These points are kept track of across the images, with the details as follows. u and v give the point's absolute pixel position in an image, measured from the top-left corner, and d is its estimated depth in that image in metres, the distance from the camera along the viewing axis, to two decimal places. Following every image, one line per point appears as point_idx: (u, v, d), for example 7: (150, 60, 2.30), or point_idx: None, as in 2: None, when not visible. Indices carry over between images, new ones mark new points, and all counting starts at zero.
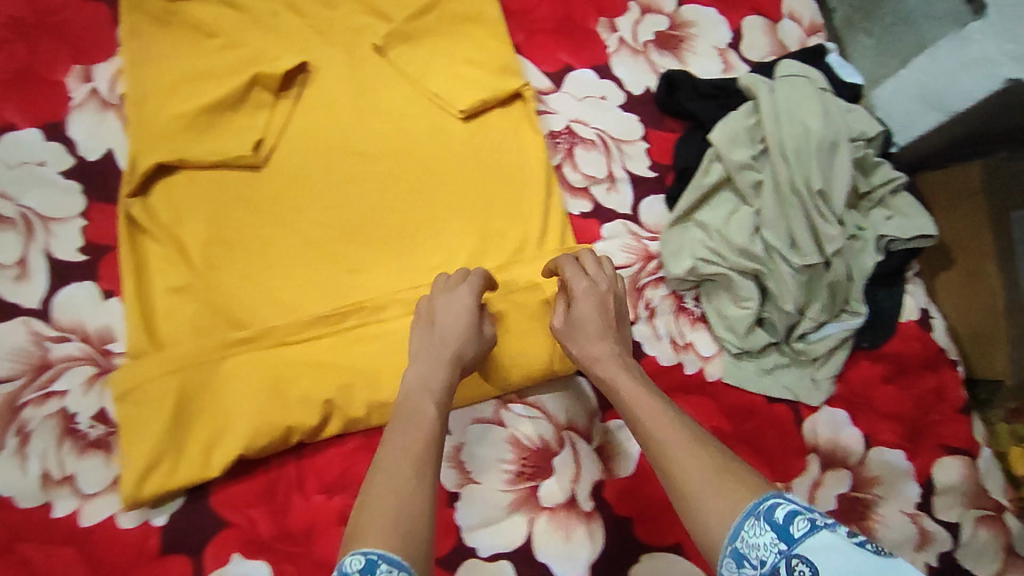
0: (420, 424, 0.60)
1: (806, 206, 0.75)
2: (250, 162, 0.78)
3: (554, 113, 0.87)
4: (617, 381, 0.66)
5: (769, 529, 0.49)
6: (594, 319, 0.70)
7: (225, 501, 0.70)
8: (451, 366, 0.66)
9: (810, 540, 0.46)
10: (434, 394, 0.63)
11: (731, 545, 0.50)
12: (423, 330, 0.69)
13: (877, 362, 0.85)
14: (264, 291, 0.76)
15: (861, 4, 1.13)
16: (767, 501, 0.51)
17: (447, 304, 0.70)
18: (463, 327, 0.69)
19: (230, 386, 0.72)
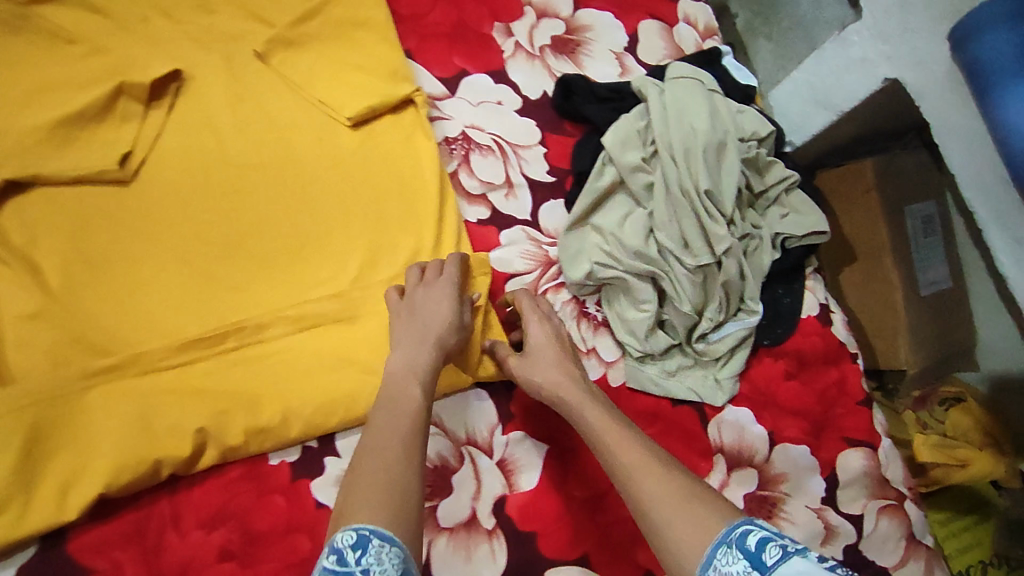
0: (406, 409, 0.59)
1: (695, 206, 0.75)
2: (117, 177, 0.73)
3: (448, 118, 0.85)
4: (581, 409, 0.66)
5: (743, 557, 0.48)
6: (548, 349, 0.71)
7: (86, 547, 0.65)
8: (436, 352, 0.66)
9: (780, 567, 0.45)
10: (421, 378, 0.63)
11: (705, 573, 0.50)
12: (403, 318, 0.69)
13: (779, 359, 0.85)
14: (134, 314, 0.70)
15: (760, 9, 1.15)
16: (739, 528, 0.51)
17: (428, 293, 0.70)
18: (445, 315, 0.69)
19: (92, 420, 0.66)
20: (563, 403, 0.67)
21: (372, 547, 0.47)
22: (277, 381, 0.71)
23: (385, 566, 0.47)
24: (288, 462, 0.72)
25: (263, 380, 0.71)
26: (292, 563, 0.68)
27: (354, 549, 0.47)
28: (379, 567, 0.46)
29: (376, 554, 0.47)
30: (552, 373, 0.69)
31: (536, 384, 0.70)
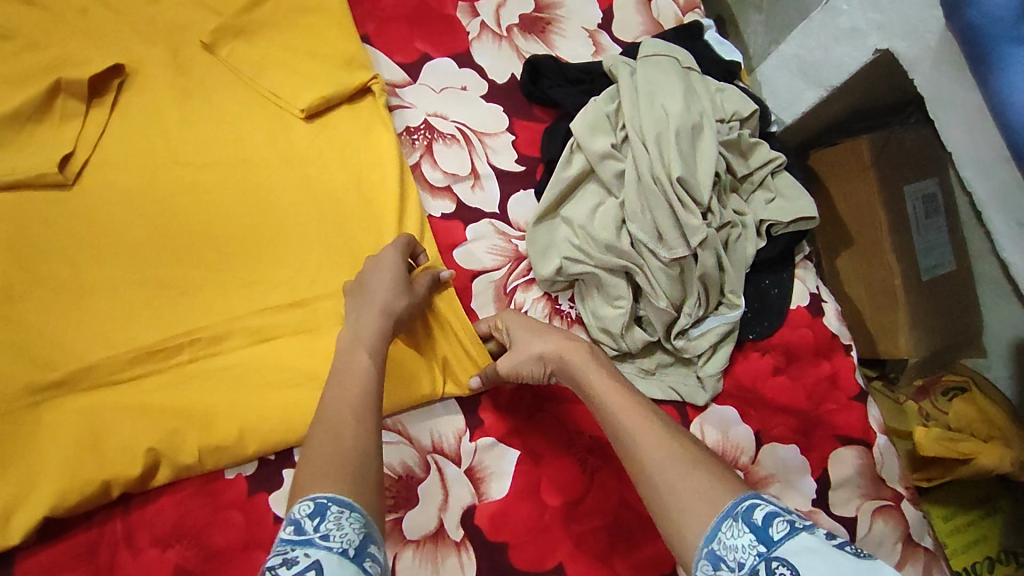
0: (353, 375, 0.54)
1: (667, 195, 0.70)
2: (57, 180, 0.68)
3: (410, 107, 0.80)
4: (586, 374, 0.62)
5: (749, 532, 0.44)
6: (531, 327, 0.68)
7: (32, 571, 0.58)
8: (384, 317, 0.61)
9: (790, 543, 0.42)
10: (369, 343, 0.58)
11: (707, 547, 0.45)
12: (352, 296, 0.64)
13: (767, 353, 0.81)
14: (76, 324, 0.64)
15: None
16: (745, 501, 0.47)
17: (375, 265, 0.66)
18: (394, 282, 0.64)
19: (32, 444, 0.59)
20: (568, 365, 0.64)
21: (330, 514, 0.43)
22: (234, 396, 0.64)
23: (346, 531, 0.43)
24: (245, 473, 0.63)
25: (214, 397, 0.64)
26: None
27: (311, 518, 0.43)
28: (339, 533, 0.42)
29: (335, 520, 0.43)
30: (546, 343, 0.65)
31: (533, 360, 0.66)
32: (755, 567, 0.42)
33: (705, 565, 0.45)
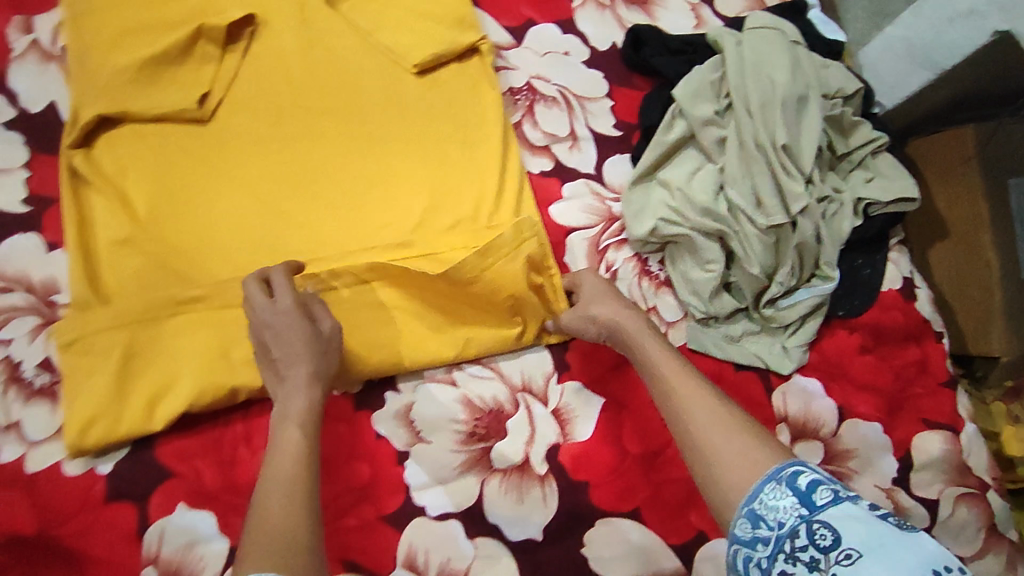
0: (289, 457, 0.54)
1: (770, 161, 0.71)
2: (196, 117, 0.74)
3: (514, 68, 0.83)
4: (643, 344, 0.65)
5: (791, 494, 0.50)
6: (599, 296, 0.71)
7: (172, 452, 0.66)
8: (312, 385, 0.60)
9: (832, 509, 0.47)
10: (300, 417, 0.57)
11: (749, 505, 0.51)
12: (267, 368, 0.63)
13: (854, 332, 0.81)
14: (212, 247, 0.70)
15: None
16: (790, 467, 0.52)
17: (268, 321, 0.61)
18: (299, 337, 0.61)
19: (175, 349, 0.67)
20: (622, 333, 0.67)
21: None
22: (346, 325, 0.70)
23: None
24: (351, 392, 0.70)
25: None
26: (353, 488, 0.68)
27: None
28: None
29: None
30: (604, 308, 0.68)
31: (589, 321, 0.69)
32: (795, 526, 0.48)
33: (745, 522, 0.51)
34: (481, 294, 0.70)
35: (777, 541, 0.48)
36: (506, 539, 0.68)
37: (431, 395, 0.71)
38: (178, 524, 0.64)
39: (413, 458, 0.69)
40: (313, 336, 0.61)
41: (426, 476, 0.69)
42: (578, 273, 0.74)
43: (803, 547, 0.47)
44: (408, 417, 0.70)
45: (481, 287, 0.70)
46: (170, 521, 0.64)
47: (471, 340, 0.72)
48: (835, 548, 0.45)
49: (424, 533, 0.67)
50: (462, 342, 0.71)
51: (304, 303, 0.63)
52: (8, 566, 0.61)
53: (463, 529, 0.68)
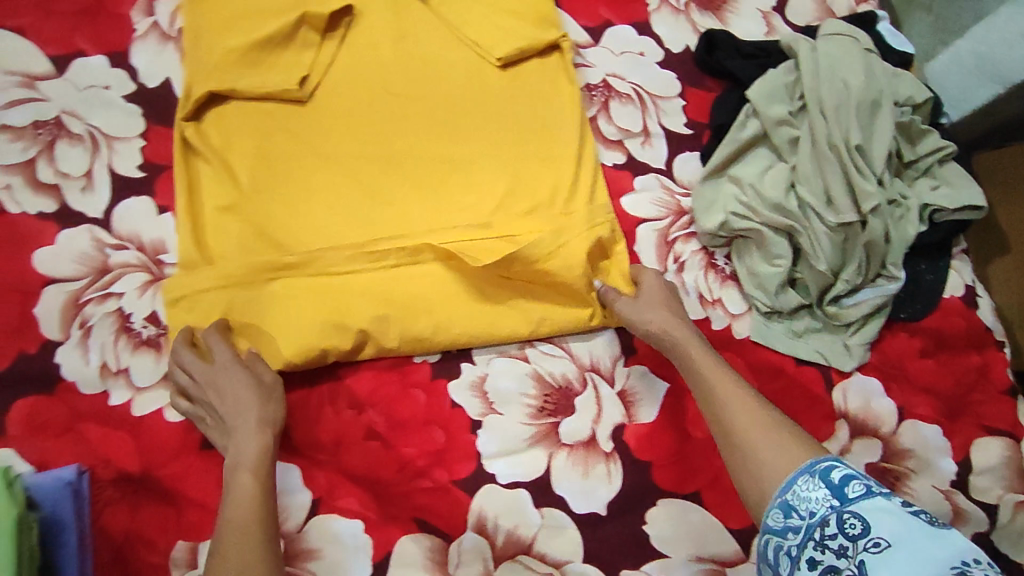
0: (243, 502, 0.59)
1: (843, 161, 0.74)
2: (296, 97, 0.78)
3: (591, 66, 0.87)
4: (695, 357, 0.69)
5: (824, 487, 0.54)
6: (652, 302, 0.73)
7: None
8: (263, 428, 0.65)
9: (863, 501, 0.51)
10: (251, 463, 0.62)
11: (782, 495, 0.56)
12: (214, 428, 0.67)
13: (915, 336, 0.82)
14: (306, 219, 0.75)
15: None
16: (824, 463, 0.56)
17: (211, 379, 0.67)
18: (242, 389, 0.66)
19: (270, 310, 0.71)
20: (672, 343, 0.70)
21: None
22: (424, 300, 0.73)
23: None
24: (429, 361, 0.74)
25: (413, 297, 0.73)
26: (428, 452, 0.71)
27: None
28: None
29: None
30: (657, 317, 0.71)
31: (642, 325, 0.72)
32: (825, 515, 0.52)
33: (777, 513, 0.55)
34: (559, 271, 0.73)
35: (808, 529, 0.53)
36: (572, 511, 0.71)
37: (504, 369, 0.75)
38: None
39: (486, 428, 0.73)
40: (256, 387, 0.67)
41: (497, 445, 0.72)
42: (642, 267, 0.77)
43: (833, 535, 0.51)
44: (482, 388, 0.74)
45: (557, 267, 0.73)
46: None
47: (546, 318, 0.75)
48: (864, 537, 0.49)
49: (495, 500, 0.71)
50: (536, 319, 0.75)
51: (242, 360, 0.68)
52: (115, 500, 0.66)
53: (531, 498, 0.71)
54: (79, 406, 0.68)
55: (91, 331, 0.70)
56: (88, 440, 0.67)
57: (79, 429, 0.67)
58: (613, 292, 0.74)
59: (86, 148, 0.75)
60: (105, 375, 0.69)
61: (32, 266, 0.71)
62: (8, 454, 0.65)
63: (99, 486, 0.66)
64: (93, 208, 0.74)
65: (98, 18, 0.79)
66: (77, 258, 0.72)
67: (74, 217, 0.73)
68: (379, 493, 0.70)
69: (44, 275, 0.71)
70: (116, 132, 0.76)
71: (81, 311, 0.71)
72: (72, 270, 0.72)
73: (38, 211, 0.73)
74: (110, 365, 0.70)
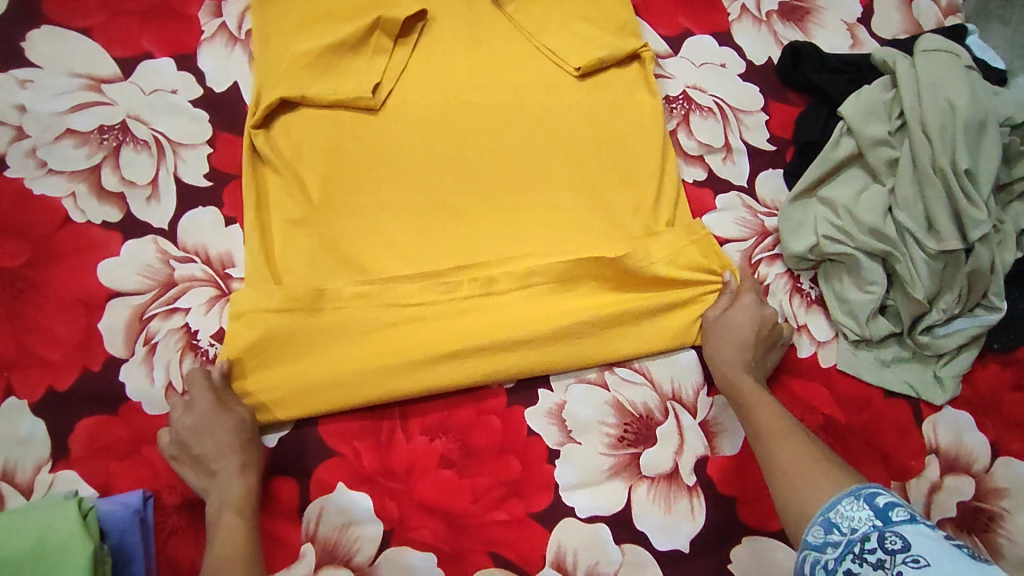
0: (230, 543, 0.58)
1: (949, 185, 0.70)
2: (369, 105, 0.75)
3: (670, 77, 0.83)
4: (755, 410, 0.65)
5: (868, 508, 0.51)
6: (761, 321, 0.71)
7: (333, 430, 0.67)
8: (246, 474, 0.62)
9: (907, 524, 0.47)
10: (234, 501, 0.61)
11: (824, 514, 0.53)
12: (190, 467, 0.63)
13: (1006, 367, 0.75)
14: (378, 234, 0.72)
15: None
16: (871, 488, 0.53)
17: (191, 424, 0.63)
18: (225, 427, 0.63)
19: (337, 333, 0.68)
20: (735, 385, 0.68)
21: None
22: (500, 319, 0.70)
23: None
24: (504, 387, 0.71)
25: (486, 324, 0.70)
26: (505, 481, 0.68)
27: None
28: None
29: None
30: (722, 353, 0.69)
31: (716, 358, 0.70)
32: (866, 533, 0.49)
33: (818, 529, 0.53)
34: None
35: (846, 543, 0.50)
36: (654, 547, 0.67)
37: (582, 396, 0.71)
38: (337, 503, 0.66)
39: (564, 458, 0.69)
40: (239, 425, 0.63)
41: (576, 477, 0.68)
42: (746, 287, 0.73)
43: (871, 549, 0.47)
44: (560, 416, 0.70)
45: None
46: (329, 500, 0.66)
47: (635, 342, 0.71)
48: (903, 553, 0.45)
49: (573, 535, 0.67)
50: (619, 338, 0.71)
51: (218, 395, 0.64)
52: (180, 529, 0.63)
53: (611, 533, 0.67)
54: (142, 428, 0.65)
55: (155, 348, 0.67)
56: (153, 463, 0.64)
57: (144, 451, 0.64)
58: (722, 299, 0.72)
59: (152, 155, 0.72)
60: (170, 395, 0.66)
61: (96, 278, 0.68)
62: (72, 477, 0.63)
63: (164, 513, 0.63)
64: (157, 218, 0.71)
65: (168, 22, 0.77)
66: (141, 271, 0.69)
67: (139, 227, 0.70)
68: (452, 524, 0.66)
69: (108, 288, 0.68)
70: (182, 139, 0.73)
71: (145, 327, 0.67)
72: (136, 283, 0.69)
73: (103, 221, 0.70)
74: (176, 385, 0.66)
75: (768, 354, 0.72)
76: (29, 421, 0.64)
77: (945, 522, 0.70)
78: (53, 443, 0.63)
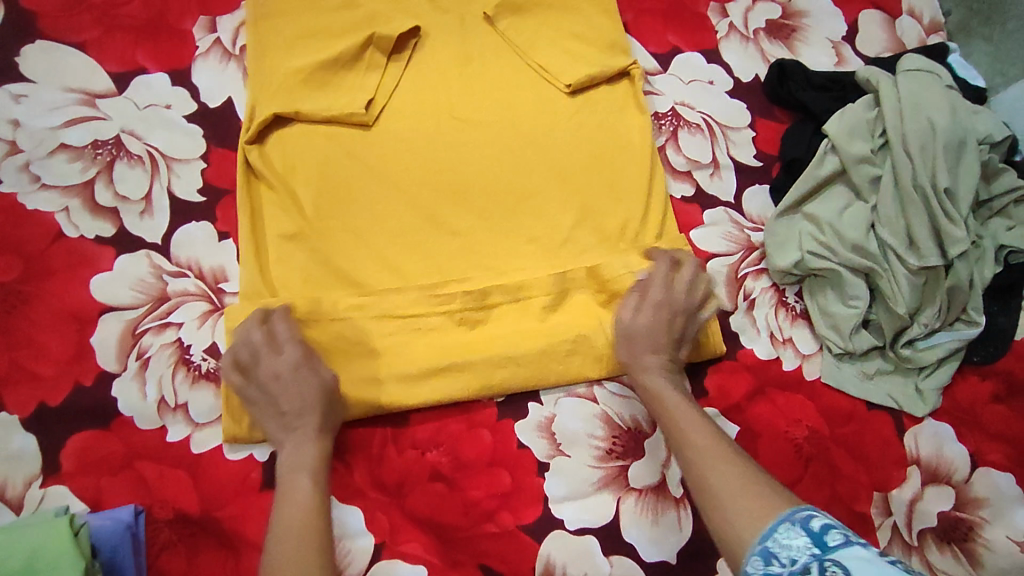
0: (299, 501, 0.58)
1: (930, 203, 0.72)
2: (361, 120, 0.76)
3: (659, 94, 0.85)
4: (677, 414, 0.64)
5: (804, 535, 0.50)
6: (671, 312, 0.69)
7: None
8: (321, 437, 0.63)
9: (844, 549, 0.47)
10: (311, 466, 0.61)
11: (762, 543, 0.51)
12: (271, 420, 0.64)
13: (987, 379, 0.77)
14: (370, 249, 0.73)
15: (981, 5, 0.91)
16: (803, 510, 0.52)
17: (277, 382, 0.64)
18: (309, 389, 0.64)
19: (331, 349, 0.69)
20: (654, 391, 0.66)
21: None
22: (493, 333, 0.72)
23: None
24: (495, 400, 0.72)
25: (478, 340, 0.71)
26: (494, 494, 0.69)
27: None
28: None
29: None
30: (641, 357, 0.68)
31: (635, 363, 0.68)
32: (807, 563, 0.48)
33: (757, 559, 0.51)
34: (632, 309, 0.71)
35: None
36: (642, 559, 0.68)
37: (572, 409, 0.72)
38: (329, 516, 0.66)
39: (554, 471, 0.70)
40: (323, 386, 0.64)
41: (565, 489, 0.69)
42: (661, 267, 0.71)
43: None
44: (549, 429, 0.71)
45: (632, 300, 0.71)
46: None
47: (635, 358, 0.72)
48: None
49: (562, 546, 0.68)
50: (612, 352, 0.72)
51: (307, 355, 0.65)
52: (173, 543, 0.63)
53: (600, 545, 0.68)
54: (135, 442, 0.65)
55: (148, 363, 0.67)
56: (146, 477, 0.64)
57: (136, 465, 0.65)
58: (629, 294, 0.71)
59: (145, 170, 0.73)
60: (163, 409, 0.67)
61: (89, 293, 0.69)
62: (63, 492, 0.63)
63: (156, 527, 0.63)
64: (150, 232, 0.71)
65: (162, 37, 0.77)
66: (134, 285, 0.69)
67: (132, 242, 0.71)
68: (443, 537, 0.67)
69: (100, 303, 0.69)
70: (175, 154, 0.74)
71: (138, 341, 0.68)
72: (129, 298, 0.69)
73: (96, 235, 0.70)
74: (168, 400, 0.67)
75: (682, 346, 0.71)
76: (22, 436, 0.64)
77: (926, 532, 0.72)
78: (45, 457, 0.64)
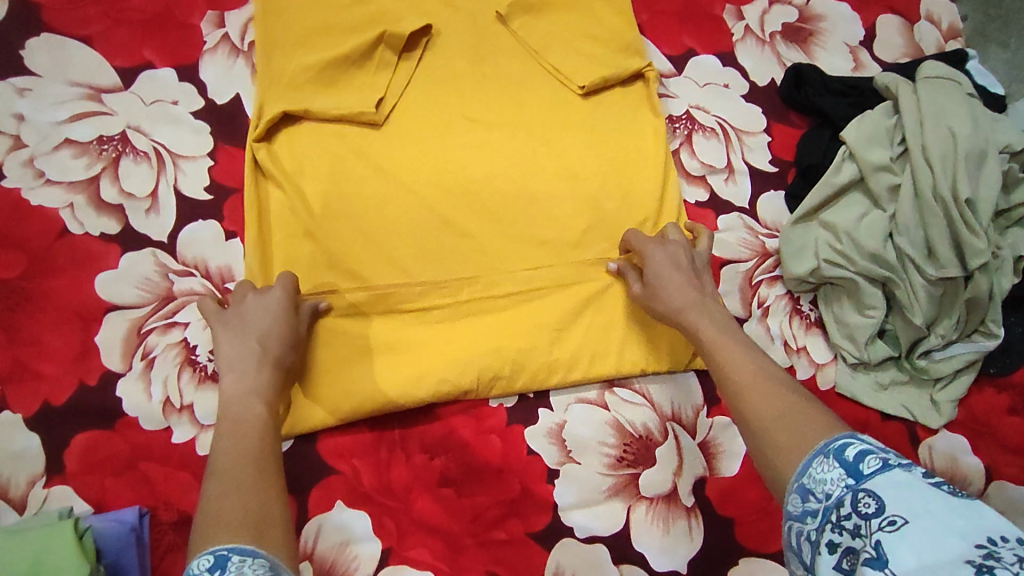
0: (247, 426, 0.54)
1: (950, 213, 0.71)
2: (371, 120, 0.75)
3: (674, 96, 0.83)
4: (720, 348, 0.60)
5: (838, 467, 0.43)
6: (670, 251, 0.69)
7: (332, 448, 0.67)
8: (276, 368, 0.60)
9: (880, 476, 0.41)
10: (262, 392, 0.57)
11: (797, 482, 0.46)
12: (230, 331, 0.61)
13: (1003, 391, 0.76)
14: (379, 249, 0.71)
15: (998, 11, 0.89)
16: (838, 441, 0.45)
17: (256, 306, 0.63)
18: (279, 315, 0.62)
19: (340, 351, 0.68)
20: (691, 325, 0.63)
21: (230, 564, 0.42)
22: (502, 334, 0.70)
23: None
24: (505, 406, 0.71)
25: (490, 342, 0.70)
26: (503, 501, 0.67)
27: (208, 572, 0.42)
28: None
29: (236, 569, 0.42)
30: (671, 291, 0.66)
31: (673, 296, 0.66)
32: (840, 497, 0.42)
33: (794, 497, 0.45)
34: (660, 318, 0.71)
35: (824, 514, 0.42)
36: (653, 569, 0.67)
37: (583, 416, 0.71)
38: (335, 522, 0.65)
39: (564, 478, 0.69)
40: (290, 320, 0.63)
41: (575, 496, 0.68)
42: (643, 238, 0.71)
43: (847, 516, 0.41)
44: (560, 436, 0.70)
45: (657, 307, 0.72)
46: (327, 519, 0.65)
47: (661, 357, 0.73)
48: (879, 516, 0.39)
49: (572, 555, 0.67)
50: (633, 355, 0.73)
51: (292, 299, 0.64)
52: (176, 546, 0.62)
53: (610, 554, 0.67)
54: (139, 443, 0.64)
55: (153, 362, 0.66)
56: (149, 479, 0.63)
57: (140, 467, 0.63)
58: (630, 274, 0.72)
59: (152, 166, 0.71)
60: (168, 410, 0.65)
61: (92, 291, 0.67)
62: (65, 493, 0.62)
63: (160, 530, 0.62)
64: (156, 230, 0.70)
65: (170, 32, 0.76)
66: (139, 283, 0.68)
67: (137, 240, 0.69)
68: (450, 543, 0.66)
69: (104, 301, 0.67)
70: (182, 150, 0.73)
71: (144, 341, 0.67)
72: (133, 297, 0.68)
73: (101, 232, 0.69)
74: (173, 401, 0.66)
75: (704, 275, 0.69)
76: (24, 436, 0.63)
77: None
78: (47, 458, 0.62)
